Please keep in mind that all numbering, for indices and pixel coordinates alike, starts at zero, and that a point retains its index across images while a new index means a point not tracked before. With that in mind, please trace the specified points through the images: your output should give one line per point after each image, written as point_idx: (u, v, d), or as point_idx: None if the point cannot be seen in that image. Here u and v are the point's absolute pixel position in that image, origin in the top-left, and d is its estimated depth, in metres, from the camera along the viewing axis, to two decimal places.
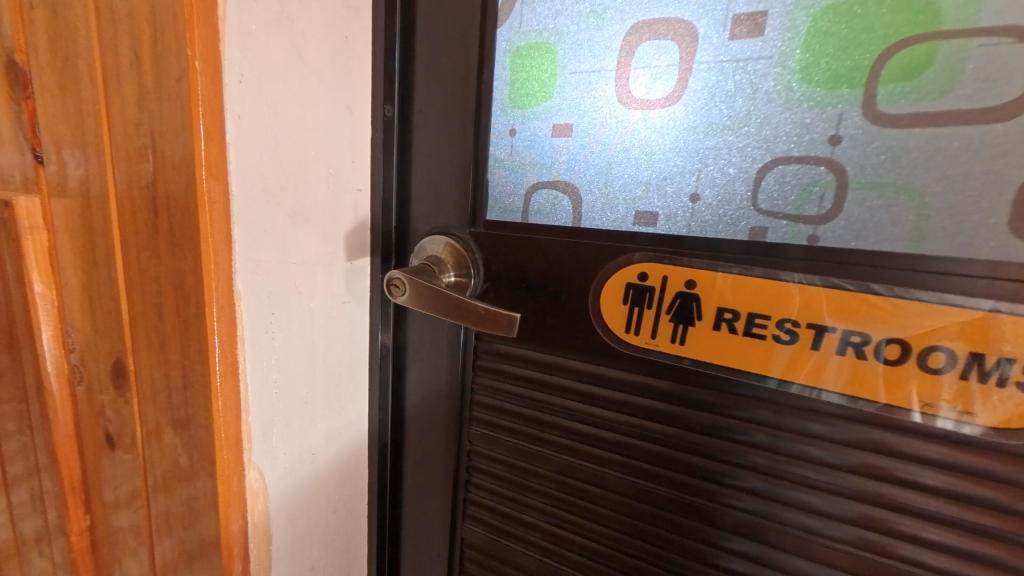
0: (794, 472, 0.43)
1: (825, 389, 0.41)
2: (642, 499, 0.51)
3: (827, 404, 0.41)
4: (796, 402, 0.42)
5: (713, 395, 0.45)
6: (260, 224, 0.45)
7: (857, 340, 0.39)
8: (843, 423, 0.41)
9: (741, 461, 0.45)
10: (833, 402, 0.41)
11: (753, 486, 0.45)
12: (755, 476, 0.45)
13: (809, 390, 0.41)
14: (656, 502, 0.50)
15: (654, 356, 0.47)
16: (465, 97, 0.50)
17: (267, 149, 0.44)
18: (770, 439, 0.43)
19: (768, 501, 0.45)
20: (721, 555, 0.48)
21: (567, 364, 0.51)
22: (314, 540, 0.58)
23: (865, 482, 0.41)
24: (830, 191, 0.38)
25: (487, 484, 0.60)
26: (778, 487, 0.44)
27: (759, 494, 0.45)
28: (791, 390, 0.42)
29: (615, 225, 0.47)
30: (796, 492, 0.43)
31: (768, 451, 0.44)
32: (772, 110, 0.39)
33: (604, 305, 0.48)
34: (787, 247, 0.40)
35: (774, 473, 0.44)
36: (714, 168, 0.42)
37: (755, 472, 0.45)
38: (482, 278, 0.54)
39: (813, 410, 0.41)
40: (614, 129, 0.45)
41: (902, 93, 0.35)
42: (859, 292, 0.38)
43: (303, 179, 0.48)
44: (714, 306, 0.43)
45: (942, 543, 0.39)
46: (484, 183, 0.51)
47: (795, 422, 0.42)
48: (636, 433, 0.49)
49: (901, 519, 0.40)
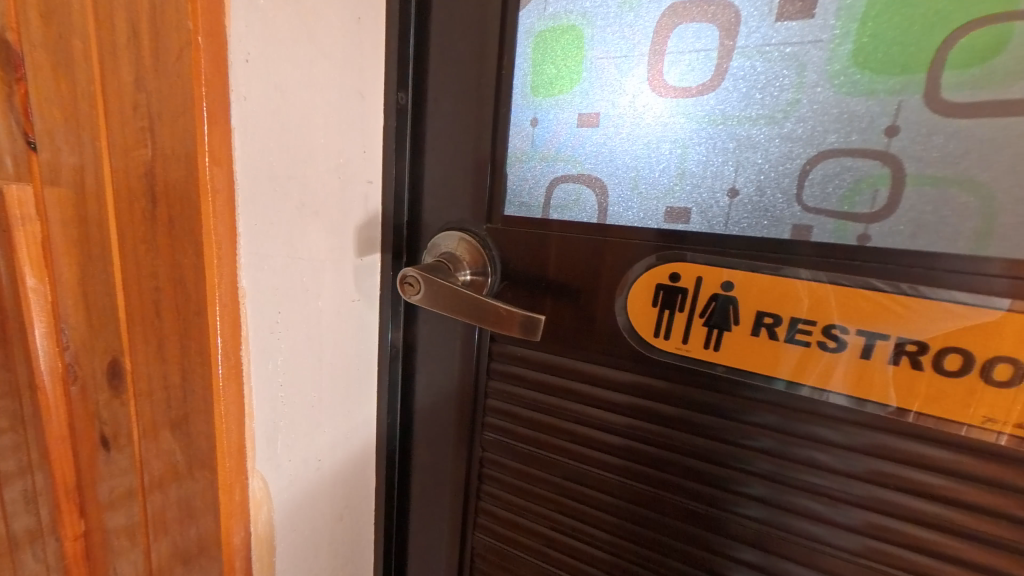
0: (804, 479, 0.41)
1: (829, 391, 0.38)
2: (649, 506, 0.48)
3: (840, 408, 0.38)
4: (801, 404, 0.40)
5: (740, 403, 0.42)
6: (265, 217, 0.42)
7: (912, 348, 0.36)
8: (861, 429, 0.38)
9: (749, 467, 0.43)
10: (845, 406, 0.38)
11: (758, 492, 0.43)
12: (764, 483, 0.42)
13: (816, 393, 0.39)
14: (661, 509, 0.48)
15: (683, 363, 0.43)
16: (484, 84, 0.47)
17: (272, 136, 0.41)
18: (775, 444, 0.41)
19: (776, 509, 0.42)
20: (731, 566, 0.45)
21: (578, 367, 0.49)
22: (319, 549, 0.56)
23: (886, 493, 0.38)
24: (885, 186, 0.35)
25: (499, 492, 0.57)
26: (788, 495, 0.42)
27: (763, 501, 0.43)
28: (800, 392, 0.39)
29: (644, 220, 0.44)
30: (807, 501, 0.41)
31: (774, 457, 0.41)
32: (822, 97, 0.36)
33: (631, 307, 0.45)
34: (833, 247, 0.37)
35: (784, 481, 0.41)
36: (755, 160, 0.39)
37: (763, 479, 0.42)
38: (499, 277, 0.51)
39: (818, 413, 0.39)
40: (645, 120, 0.42)
41: (968, 81, 0.32)
42: (876, 290, 0.36)
43: (310, 171, 0.45)
44: (749, 308, 0.40)
45: (968, 560, 0.36)
46: (502, 177, 0.49)
47: (811, 429, 0.40)
48: (656, 441, 0.46)
49: (921, 531, 0.38)
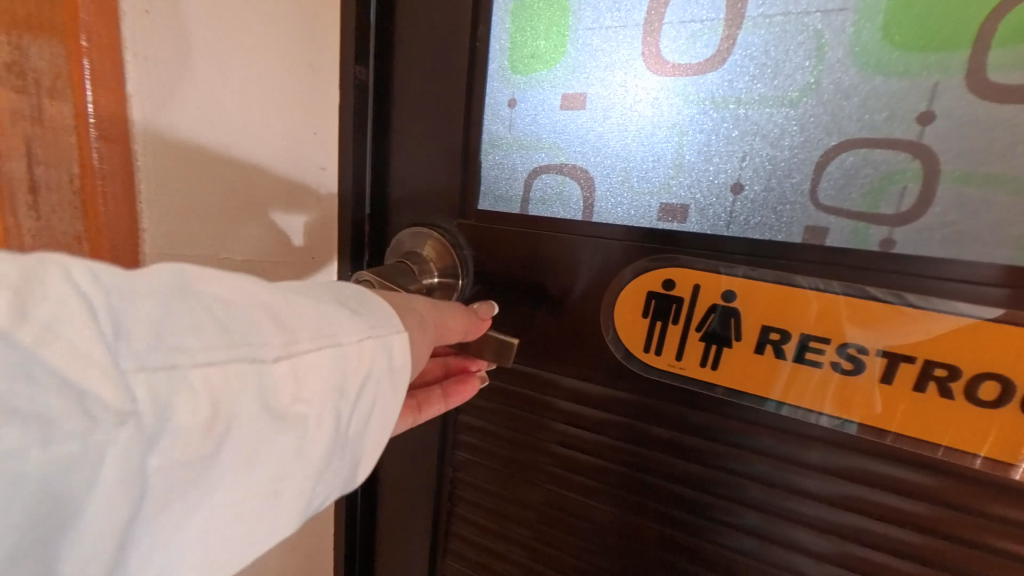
0: (802, 511, 0.36)
1: (832, 414, 0.34)
2: (630, 535, 0.43)
3: (840, 434, 0.34)
4: (798, 428, 0.35)
5: (735, 426, 0.37)
6: (182, 198, 0.37)
7: (941, 373, 0.30)
8: (864, 458, 0.34)
9: (739, 495, 0.38)
10: (850, 433, 0.33)
11: (749, 523, 0.38)
12: (755, 514, 0.38)
13: (815, 416, 0.34)
14: (643, 539, 0.43)
15: (677, 381, 0.38)
16: (456, 57, 0.41)
17: (191, 118, 0.36)
18: (768, 470, 0.37)
19: (767, 542, 0.38)
20: None
21: (560, 382, 0.43)
22: (270, 561, 0.52)
23: (890, 529, 0.34)
24: (915, 183, 0.30)
25: (471, 514, 0.52)
26: (782, 528, 0.37)
27: (754, 533, 0.38)
28: (799, 415, 0.35)
29: (635, 218, 0.38)
30: (804, 535, 0.36)
31: (766, 484, 0.37)
32: (843, 78, 0.31)
33: (618, 316, 0.40)
34: (852, 253, 0.32)
35: (776, 511, 0.37)
36: (762, 150, 0.34)
37: (755, 508, 0.38)
38: (471, 279, 0.44)
39: (816, 439, 0.35)
40: (637, 103, 0.37)
41: (1020, 58, 0.27)
42: (895, 304, 0.31)
43: (243, 155, 0.40)
44: (755, 322, 0.35)
45: None
46: (476, 165, 0.43)
47: (812, 456, 0.35)
48: (638, 463, 0.41)
49: None
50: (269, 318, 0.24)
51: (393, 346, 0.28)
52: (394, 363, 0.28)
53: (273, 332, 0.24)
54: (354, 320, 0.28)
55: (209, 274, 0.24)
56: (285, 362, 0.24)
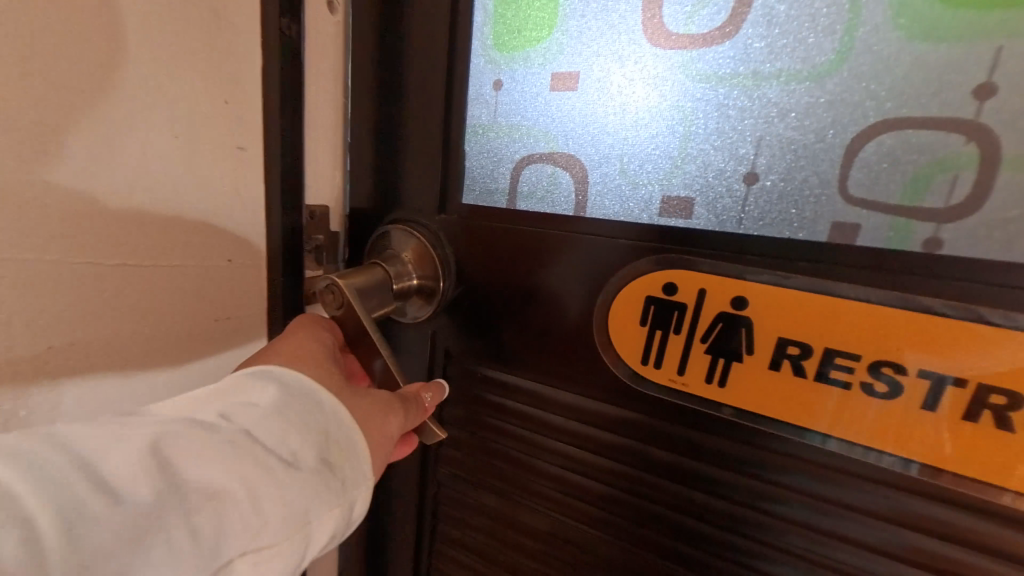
0: (842, 560, 0.31)
1: (861, 444, 0.29)
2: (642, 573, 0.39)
3: (872, 467, 0.29)
4: (822, 458, 0.30)
5: (749, 452, 0.33)
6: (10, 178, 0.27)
7: (997, 400, 0.25)
8: (902, 496, 0.29)
9: (768, 537, 0.33)
10: (885, 466, 0.29)
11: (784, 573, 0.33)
12: (790, 562, 0.33)
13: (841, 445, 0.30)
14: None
15: (679, 399, 0.34)
16: (434, 33, 0.37)
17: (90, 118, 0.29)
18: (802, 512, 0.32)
19: None
20: None
21: (552, 397, 0.39)
22: None
23: None
24: (969, 171, 0.25)
25: (461, 536, 0.48)
26: None
27: None
28: (822, 443, 0.30)
29: (634, 214, 0.34)
30: None
31: (800, 528, 0.32)
32: (879, 47, 0.26)
33: (615, 326, 0.35)
34: (889, 254, 0.27)
35: (812, 559, 0.32)
36: (781, 134, 0.29)
37: (789, 555, 0.33)
38: (454, 281, 0.40)
39: (846, 473, 0.30)
40: (636, 81, 0.32)
41: None
42: (943, 317, 0.26)
43: (156, 158, 0.32)
44: (770, 333, 0.30)
45: None
46: (458, 154, 0.38)
47: (845, 495, 0.30)
48: (641, 490, 0.37)
49: None
50: (239, 503, 0.24)
51: (360, 500, 0.29)
52: (351, 519, 0.29)
53: (236, 517, 0.24)
54: (327, 486, 0.27)
55: (190, 449, 0.24)
56: (247, 555, 0.24)
